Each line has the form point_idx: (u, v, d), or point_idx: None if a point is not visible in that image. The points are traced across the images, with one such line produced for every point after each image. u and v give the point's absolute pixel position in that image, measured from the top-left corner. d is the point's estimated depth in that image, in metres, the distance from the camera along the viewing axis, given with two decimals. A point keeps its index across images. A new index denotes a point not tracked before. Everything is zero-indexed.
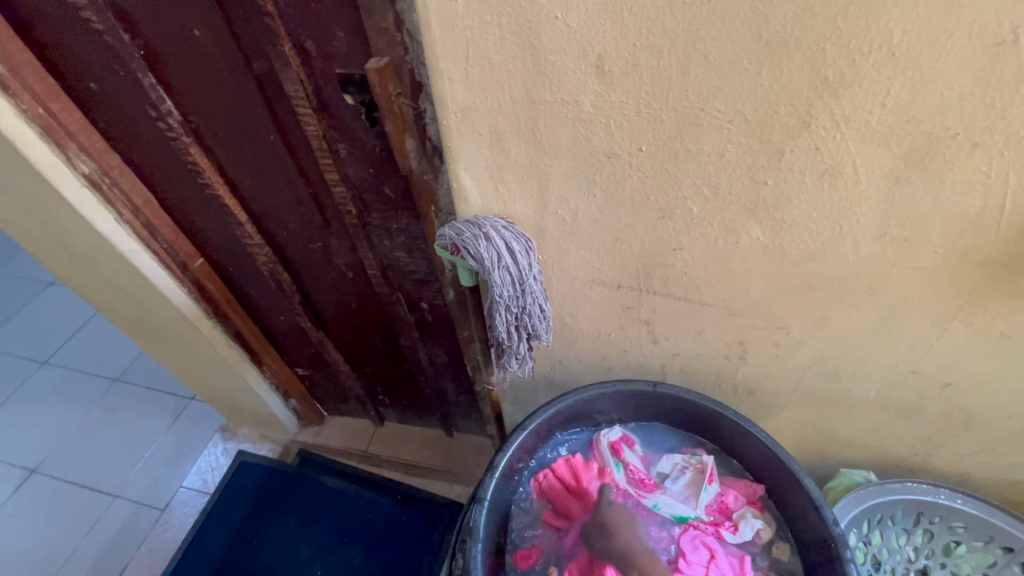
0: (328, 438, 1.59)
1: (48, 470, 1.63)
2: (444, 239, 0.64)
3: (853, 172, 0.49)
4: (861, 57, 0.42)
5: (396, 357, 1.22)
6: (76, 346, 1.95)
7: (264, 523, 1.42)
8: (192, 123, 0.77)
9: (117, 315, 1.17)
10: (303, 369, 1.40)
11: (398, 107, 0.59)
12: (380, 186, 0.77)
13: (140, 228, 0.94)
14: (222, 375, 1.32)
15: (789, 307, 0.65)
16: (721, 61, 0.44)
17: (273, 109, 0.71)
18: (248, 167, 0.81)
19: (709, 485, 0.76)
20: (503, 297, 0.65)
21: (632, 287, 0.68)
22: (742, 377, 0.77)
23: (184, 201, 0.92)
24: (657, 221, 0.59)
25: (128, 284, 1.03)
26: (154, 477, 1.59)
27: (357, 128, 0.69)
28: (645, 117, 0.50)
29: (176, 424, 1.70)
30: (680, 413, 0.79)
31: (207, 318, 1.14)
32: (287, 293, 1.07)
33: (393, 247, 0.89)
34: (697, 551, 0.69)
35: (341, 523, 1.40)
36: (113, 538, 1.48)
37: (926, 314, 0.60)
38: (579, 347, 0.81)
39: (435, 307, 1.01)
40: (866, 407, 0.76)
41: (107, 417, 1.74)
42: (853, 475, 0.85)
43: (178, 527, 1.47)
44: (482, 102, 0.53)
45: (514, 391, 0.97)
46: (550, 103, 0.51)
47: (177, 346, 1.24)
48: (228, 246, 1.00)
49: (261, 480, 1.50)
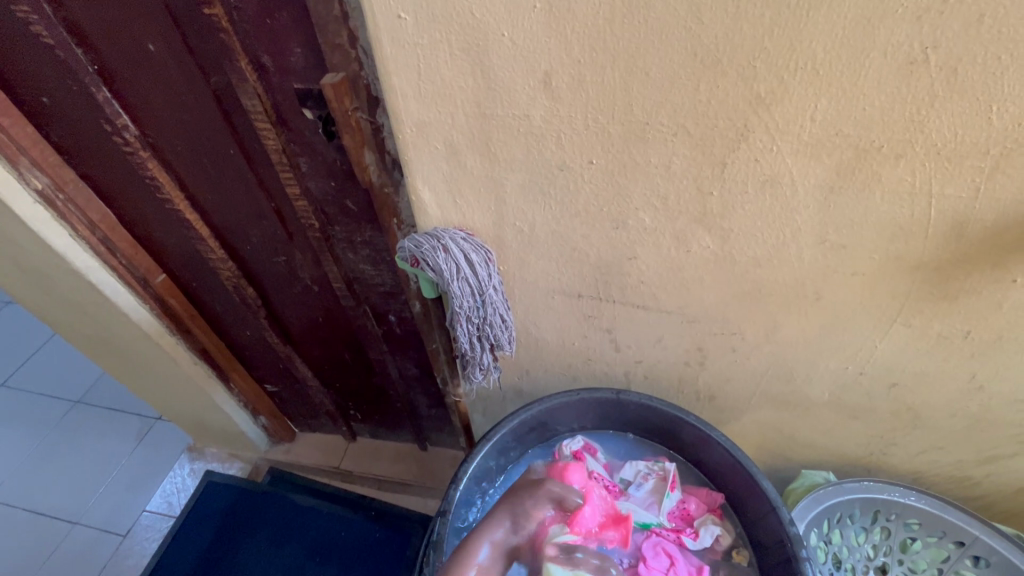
0: (299, 456, 1.57)
1: (1, 498, 1.56)
2: (404, 251, 0.65)
3: (790, 184, 0.52)
4: (789, 75, 0.45)
5: (365, 371, 1.21)
6: (36, 367, 1.88)
7: (231, 546, 1.38)
8: (150, 138, 0.76)
9: (76, 334, 1.14)
10: (272, 386, 1.37)
11: (355, 121, 0.60)
12: (342, 200, 0.78)
13: (97, 243, 0.92)
14: (187, 393, 1.29)
15: (741, 314, 0.67)
16: (661, 77, 0.46)
17: (232, 124, 0.71)
18: (209, 182, 0.81)
19: (672, 492, 0.77)
20: (463, 308, 0.66)
21: (592, 296, 0.70)
22: (703, 383, 0.79)
23: (143, 217, 0.90)
24: (612, 232, 0.60)
25: (84, 301, 1.00)
26: (116, 501, 1.53)
27: (317, 142, 0.70)
28: (594, 131, 0.52)
29: (141, 446, 1.65)
30: (644, 420, 0.80)
31: (170, 335, 1.11)
32: (252, 308, 1.05)
33: (358, 260, 0.89)
34: (658, 558, 0.72)
35: (313, 542, 1.37)
36: (71, 567, 1.41)
37: (868, 317, 0.63)
38: (545, 357, 0.82)
39: (403, 320, 1.00)
40: (821, 409, 0.78)
41: (68, 441, 1.68)
42: (813, 475, 0.87)
43: (141, 553, 1.42)
44: (435, 117, 0.54)
45: (482, 403, 0.97)
46: (501, 117, 0.52)
47: (140, 365, 1.21)
48: (190, 261, 0.98)
49: (229, 500, 1.46)
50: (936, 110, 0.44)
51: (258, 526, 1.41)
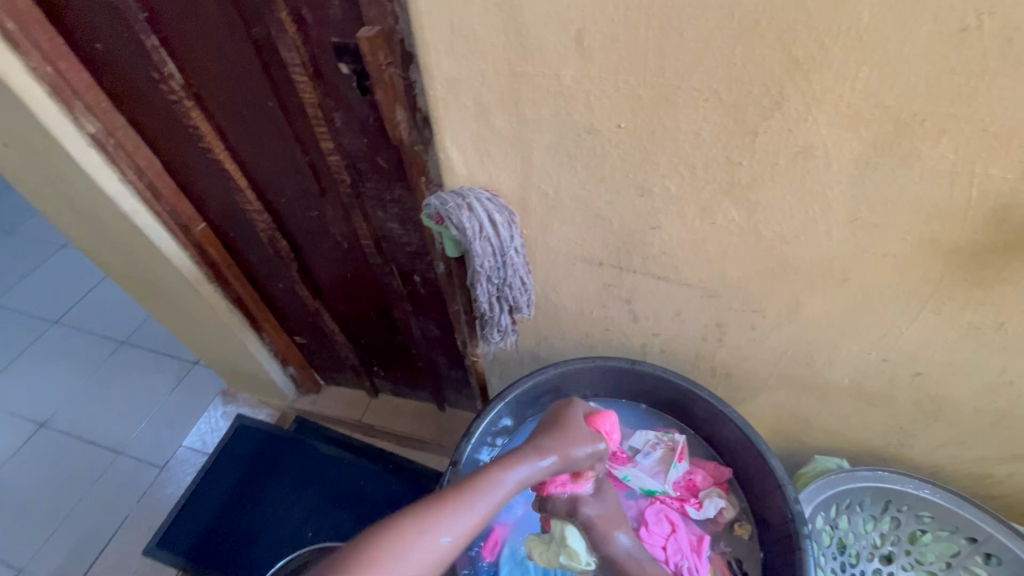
0: (323, 407, 1.63)
1: (55, 425, 1.69)
2: (429, 208, 0.65)
3: (823, 157, 0.50)
4: (829, 41, 0.43)
5: (389, 329, 1.25)
6: (86, 307, 2.00)
7: (258, 485, 1.47)
8: (194, 88, 0.79)
9: (122, 276, 1.21)
10: (301, 337, 1.43)
11: (388, 76, 0.61)
12: (373, 157, 0.79)
13: (143, 189, 0.97)
14: (223, 339, 1.36)
15: (764, 291, 0.66)
16: (696, 39, 0.45)
17: (272, 77, 0.73)
18: (248, 134, 0.83)
19: (679, 463, 0.78)
20: (484, 268, 0.66)
21: (613, 265, 0.70)
22: (720, 359, 0.79)
23: (186, 166, 0.94)
24: (636, 199, 0.60)
25: (130, 244, 1.06)
26: (156, 436, 1.64)
27: (351, 97, 0.71)
28: (624, 94, 0.51)
29: (179, 387, 1.75)
30: (657, 392, 0.81)
31: (208, 282, 1.17)
32: (285, 260, 1.10)
33: (387, 218, 0.91)
34: (659, 524, 0.74)
35: (332, 488, 1.45)
36: (116, 492, 1.54)
37: (896, 302, 0.62)
38: (562, 323, 0.83)
39: (427, 280, 1.03)
40: (839, 394, 0.77)
41: (113, 377, 1.80)
42: (826, 461, 0.87)
43: (177, 484, 1.53)
44: (466, 74, 0.54)
45: (500, 365, 0.99)
46: (532, 76, 0.52)
47: (179, 309, 1.28)
48: (228, 212, 1.02)
49: (257, 442, 1.56)
50: (986, 83, 0.42)
51: (283, 469, 1.50)
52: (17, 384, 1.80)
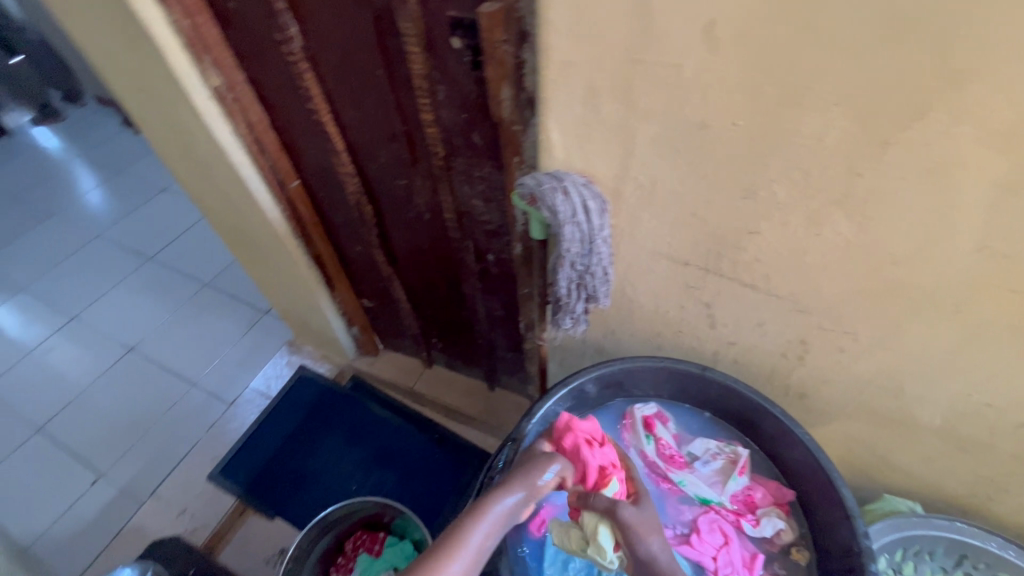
0: (380, 370, 1.69)
1: (142, 350, 1.86)
2: (523, 188, 0.67)
3: (962, 176, 0.47)
4: (995, 50, 0.40)
5: (454, 303, 1.28)
6: (179, 247, 2.17)
7: (313, 434, 1.57)
8: (310, 51, 0.83)
9: (219, 222, 1.30)
10: (369, 301, 1.49)
11: (500, 53, 0.63)
12: (469, 133, 0.81)
13: (250, 143, 1.03)
14: (299, 292, 1.44)
15: (861, 313, 0.63)
16: (839, 39, 0.43)
17: (385, 46, 0.75)
18: (353, 100, 0.87)
19: (739, 476, 0.76)
20: (570, 253, 0.66)
21: (699, 266, 0.69)
22: (797, 379, 0.76)
23: (291, 124, 1.00)
24: (738, 201, 0.58)
25: (232, 193, 1.14)
26: (227, 374, 1.77)
27: (457, 71, 0.72)
28: (747, 91, 0.49)
29: (252, 332, 1.88)
30: (724, 402, 0.79)
31: (294, 237, 1.24)
32: (367, 224, 1.15)
33: (471, 194, 0.92)
34: (712, 534, 0.72)
35: (380, 447, 1.53)
36: (188, 420, 1.68)
37: (1015, 343, 0.57)
38: (634, 319, 0.82)
39: (501, 260, 1.04)
40: (926, 434, 0.72)
41: (196, 314, 1.95)
42: (897, 502, 0.82)
43: (242, 420, 1.65)
44: (582, 57, 0.54)
45: (561, 352, 1.00)
46: (651, 65, 0.51)
47: (264, 259, 1.36)
48: (322, 172, 1.08)
49: (316, 395, 1.65)
50: None
51: (337, 422, 1.59)
52: (115, 309, 1.99)
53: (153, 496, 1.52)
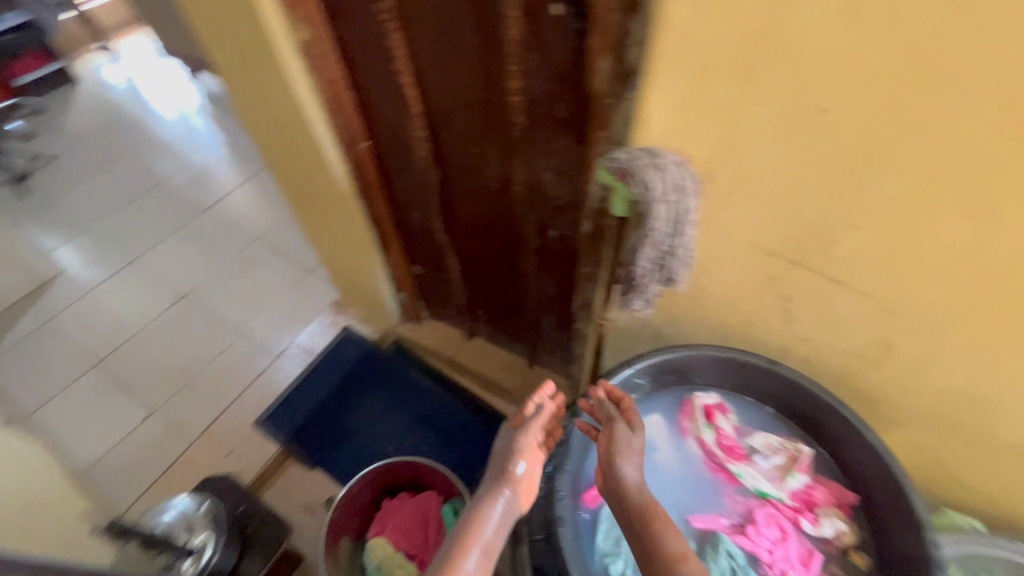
0: (422, 337, 1.71)
1: (197, 297, 1.93)
2: (613, 162, 0.65)
3: None
4: None
5: (507, 277, 1.28)
6: (236, 200, 2.23)
7: (353, 393, 1.61)
8: (402, 10, 0.83)
9: (284, 179, 1.33)
10: (419, 268, 1.51)
11: (608, 20, 0.61)
12: (554, 105, 0.80)
13: (329, 101, 1.04)
14: (353, 253, 1.46)
15: (955, 321, 0.60)
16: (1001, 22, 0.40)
17: (479, 9, 0.74)
18: (437, 62, 0.87)
19: (800, 474, 0.76)
20: (657, 233, 0.65)
21: (785, 258, 0.67)
22: (869, 382, 0.74)
23: (371, 85, 1.00)
24: (846, 191, 0.56)
25: (303, 150, 1.16)
26: (275, 327, 1.83)
27: (553, 41, 0.71)
28: (880, 74, 0.47)
29: (298, 289, 1.93)
30: (788, 399, 0.78)
31: (357, 199, 1.26)
32: (430, 191, 1.15)
33: (544, 167, 0.91)
34: (769, 527, 0.73)
35: (417, 410, 1.57)
36: (234, 368, 1.74)
37: None
38: (702, 307, 0.81)
39: (562, 239, 1.03)
40: (1002, 450, 0.70)
41: (247, 267, 2.01)
42: (957, 517, 0.80)
43: (287, 372, 1.72)
44: (702, 30, 0.52)
45: (617, 335, 0.99)
46: (778, 41, 0.49)
47: (324, 220, 1.39)
48: (393, 136, 1.08)
49: (359, 354, 1.69)
50: None
51: (376, 384, 1.62)
52: (171, 255, 2.05)
53: (202, 436, 1.59)
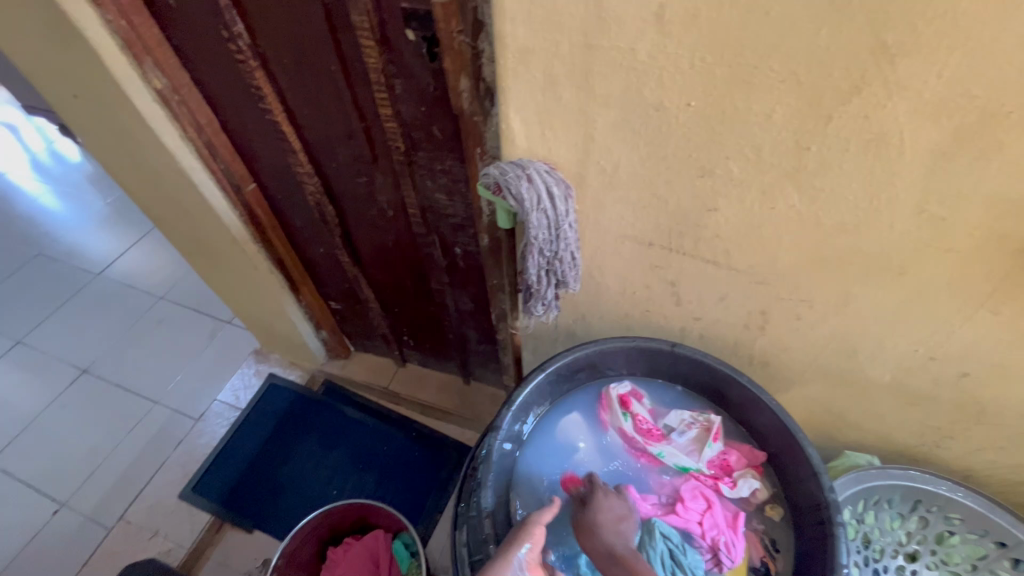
0: (352, 372, 1.65)
1: (97, 370, 1.75)
2: (488, 178, 0.68)
3: (898, 144, 0.50)
4: (923, 25, 0.42)
5: (424, 299, 1.27)
6: (128, 259, 2.03)
7: (287, 443, 1.53)
8: (260, 48, 0.81)
9: (171, 232, 1.24)
10: (336, 303, 1.46)
11: (458, 44, 0.63)
12: (429, 126, 0.80)
13: (201, 147, 0.99)
14: (261, 298, 1.39)
15: (814, 282, 0.66)
16: (782, 18, 0.45)
17: (336, 41, 0.74)
18: (307, 96, 0.85)
19: (713, 443, 0.80)
20: (538, 240, 0.68)
21: (663, 247, 0.70)
22: (760, 349, 0.79)
23: (244, 126, 0.96)
24: (697, 179, 0.60)
25: (183, 200, 1.09)
26: (192, 388, 1.68)
27: (414, 65, 0.72)
28: (698, 72, 0.51)
29: (213, 344, 1.78)
30: (693, 375, 0.82)
31: (254, 242, 1.20)
32: (329, 224, 1.13)
33: (434, 188, 0.92)
34: (695, 500, 0.76)
35: (357, 449, 1.51)
36: (153, 440, 1.59)
37: (953, 300, 0.61)
38: (603, 302, 0.83)
39: (468, 254, 1.05)
40: (879, 390, 0.77)
41: (152, 329, 1.83)
42: (856, 457, 0.87)
43: (211, 435, 1.57)
44: (540, 44, 0.54)
45: (534, 340, 1.01)
46: (607, 49, 0.52)
47: (223, 268, 1.31)
48: (279, 174, 1.05)
49: (287, 403, 1.61)
50: None
51: (311, 429, 1.55)
52: (61, 328, 1.86)
53: (121, 521, 1.45)
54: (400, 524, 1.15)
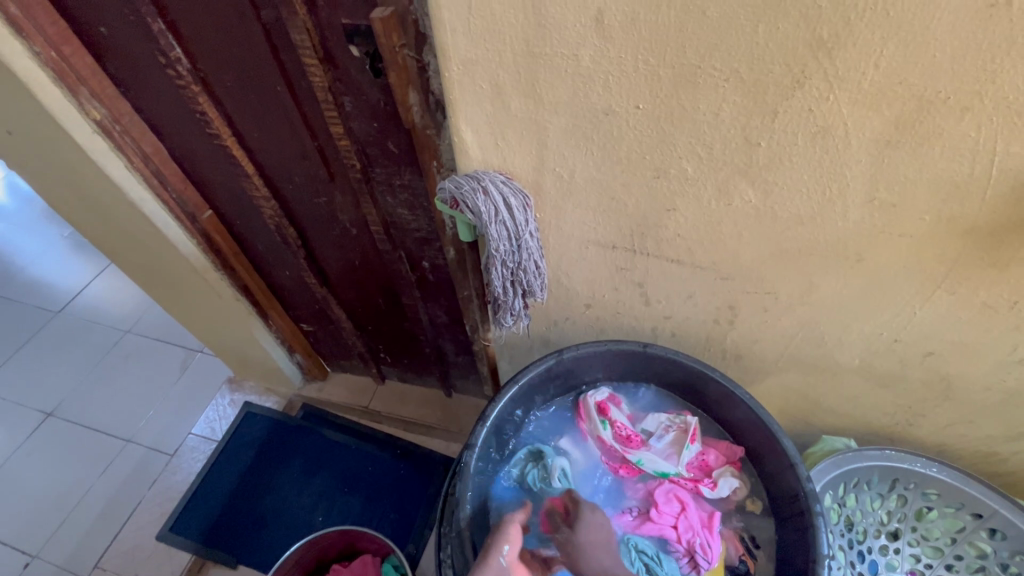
0: (331, 394, 1.61)
1: (61, 413, 1.66)
2: (444, 193, 0.66)
3: (844, 135, 0.50)
4: (855, 16, 0.42)
5: (397, 315, 1.24)
6: (89, 294, 1.95)
7: (268, 472, 1.47)
8: (201, 72, 0.78)
9: (127, 265, 1.19)
10: (308, 325, 1.43)
11: (401, 58, 0.60)
12: (383, 142, 0.79)
13: (150, 176, 0.96)
14: (229, 326, 1.34)
15: (777, 273, 0.66)
16: (718, 18, 0.45)
17: (279, 61, 0.72)
18: (255, 119, 0.83)
19: (691, 444, 0.80)
20: (499, 251, 0.67)
21: (626, 249, 0.70)
22: (731, 342, 0.79)
23: (194, 153, 0.93)
24: (652, 180, 0.60)
25: (136, 232, 1.05)
26: (165, 423, 1.61)
27: (362, 81, 0.70)
28: (643, 74, 0.50)
29: (185, 376, 1.71)
30: (668, 374, 0.82)
31: (215, 270, 1.16)
32: (292, 247, 1.09)
33: (396, 204, 0.90)
34: (670, 504, 0.76)
35: (340, 472, 1.45)
36: (127, 480, 1.51)
37: (911, 281, 0.62)
38: (573, 307, 0.82)
39: (436, 267, 1.03)
40: (850, 374, 0.78)
41: (118, 365, 1.75)
42: (834, 441, 0.87)
43: (187, 470, 1.51)
44: (482, 55, 0.53)
45: (509, 349, 0.99)
46: (549, 56, 0.52)
47: (186, 298, 1.26)
48: (235, 199, 1.02)
49: (264, 430, 1.55)
50: (1013, 58, 0.42)
51: (292, 455, 1.49)
52: (20, 372, 1.76)
53: (96, 570, 1.37)
54: (388, 550, 1.13)
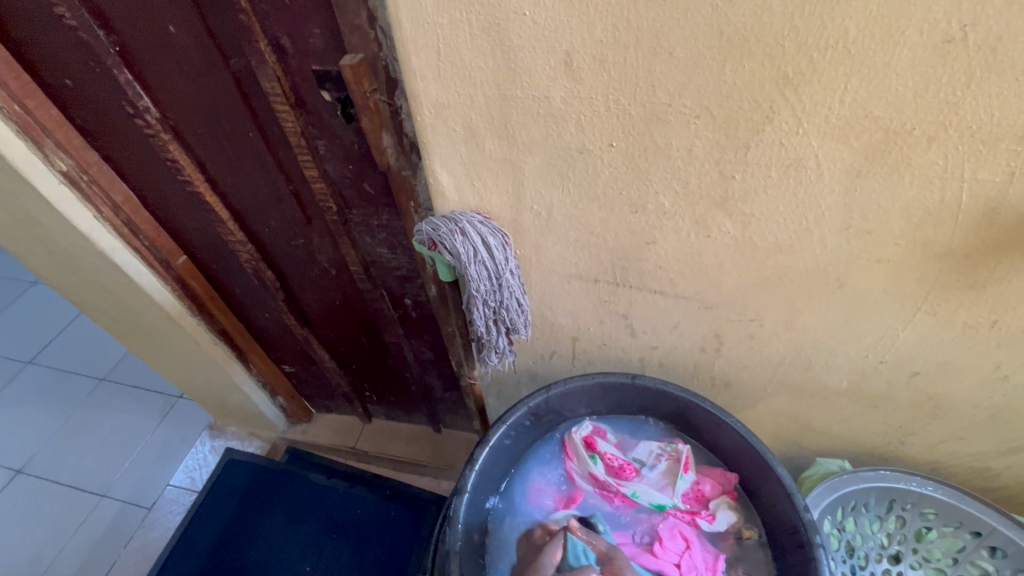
0: (316, 436, 1.56)
1: (31, 469, 1.58)
2: (421, 234, 0.65)
3: (815, 167, 0.51)
4: (818, 55, 0.43)
5: (381, 353, 1.22)
6: (60, 344, 1.88)
7: (252, 522, 1.39)
8: (170, 120, 0.77)
9: (98, 313, 1.15)
10: (290, 367, 1.39)
11: (373, 103, 0.59)
12: (359, 183, 0.78)
13: (120, 225, 0.93)
14: (207, 373, 1.30)
15: (760, 300, 0.66)
16: (685, 57, 0.45)
17: (251, 107, 0.71)
18: (228, 165, 0.81)
19: (685, 473, 0.79)
20: (480, 291, 0.66)
21: (609, 281, 0.69)
22: (719, 369, 0.78)
23: (164, 198, 0.91)
24: (630, 215, 0.60)
25: (107, 282, 1.02)
26: (142, 475, 1.54)
27: (334, 124, 0.70)
28: (614, 113, 0.51)
29: (163, 423, 1.65)
30: (658, 405, 0.80)
31: (191, 316, 1.13)
32: (270, 289, 1.07)
33: (375, 243, 0.89)
34: (674, 540, 0.74)
35: (328, 519, 1.39)
36: (101, 539, 1.43)
37: (893, 304, 0.62)
38: (559, 341, 0.81)
39: (419, 303, 1.01)
40: (840, 397, 0.77)
41: (92, 416, 1.68)
42: (828, 464, 0.86)
43: (166, 525, 1.44)
44: (455, 99, 0.53)
45: (497, 385, 0.97)
46: (521, 99, 0.52)
47: (161, 346, 1.22)
48: (209, 243, 1.00)
49: (248, 478, 1.47)
50: (973, 91, 0.43)
51: (277, 503, 1.42)
52: None
53: None
54: None
